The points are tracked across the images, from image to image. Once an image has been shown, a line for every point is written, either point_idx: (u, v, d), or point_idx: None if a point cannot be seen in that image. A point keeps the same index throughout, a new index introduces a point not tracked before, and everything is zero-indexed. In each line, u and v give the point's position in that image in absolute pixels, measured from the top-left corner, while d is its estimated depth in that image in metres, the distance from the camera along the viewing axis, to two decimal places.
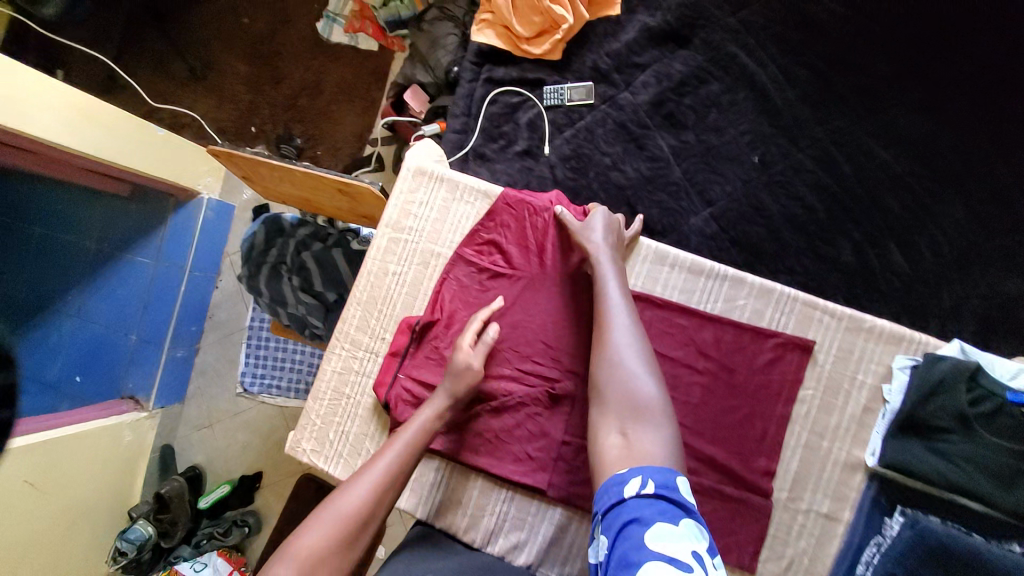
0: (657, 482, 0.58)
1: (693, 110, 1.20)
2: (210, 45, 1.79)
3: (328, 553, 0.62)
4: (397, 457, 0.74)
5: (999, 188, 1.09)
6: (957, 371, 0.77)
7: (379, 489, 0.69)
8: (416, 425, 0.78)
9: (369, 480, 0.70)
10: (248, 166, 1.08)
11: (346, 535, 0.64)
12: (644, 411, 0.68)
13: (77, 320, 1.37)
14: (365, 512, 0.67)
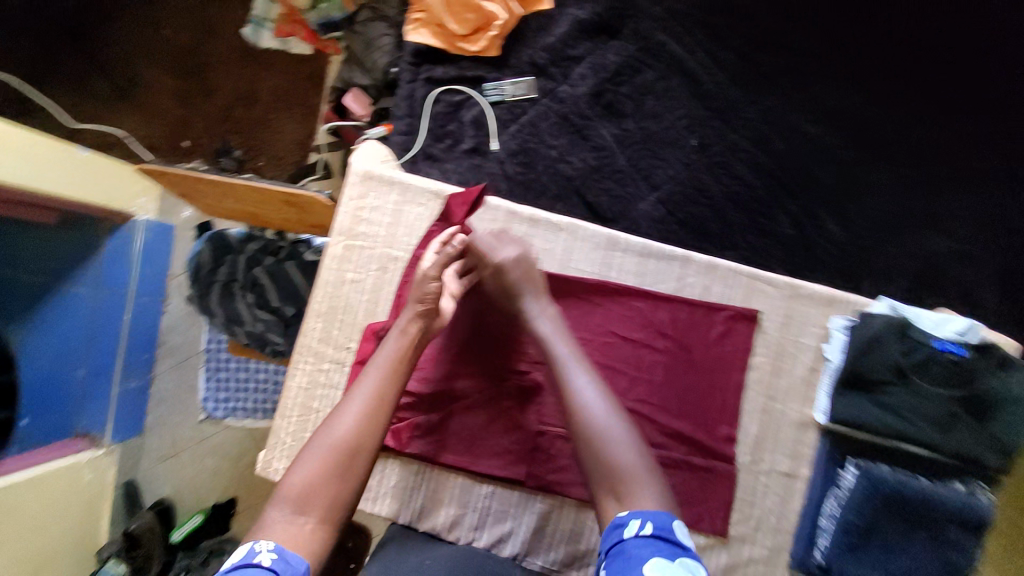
0: (655, 524, 0.59)
1: (631, 98, 1.23)
2: (132, 59, 1.69)
3: (321, 485, 0.64)
4: (381, 376, 0.72)
5: (912, 153, 1.18)
6: (887, 327, 0.81)
7: (364, 420, 0.69)
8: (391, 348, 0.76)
9: (352, 411, 0.69)
10: (185, 185, 1.03)
11: (336, 466, 0.66)
12: (633, 480, 0.63)
13: (19, 359, 1.26)
14: (353, 442, 0.67)
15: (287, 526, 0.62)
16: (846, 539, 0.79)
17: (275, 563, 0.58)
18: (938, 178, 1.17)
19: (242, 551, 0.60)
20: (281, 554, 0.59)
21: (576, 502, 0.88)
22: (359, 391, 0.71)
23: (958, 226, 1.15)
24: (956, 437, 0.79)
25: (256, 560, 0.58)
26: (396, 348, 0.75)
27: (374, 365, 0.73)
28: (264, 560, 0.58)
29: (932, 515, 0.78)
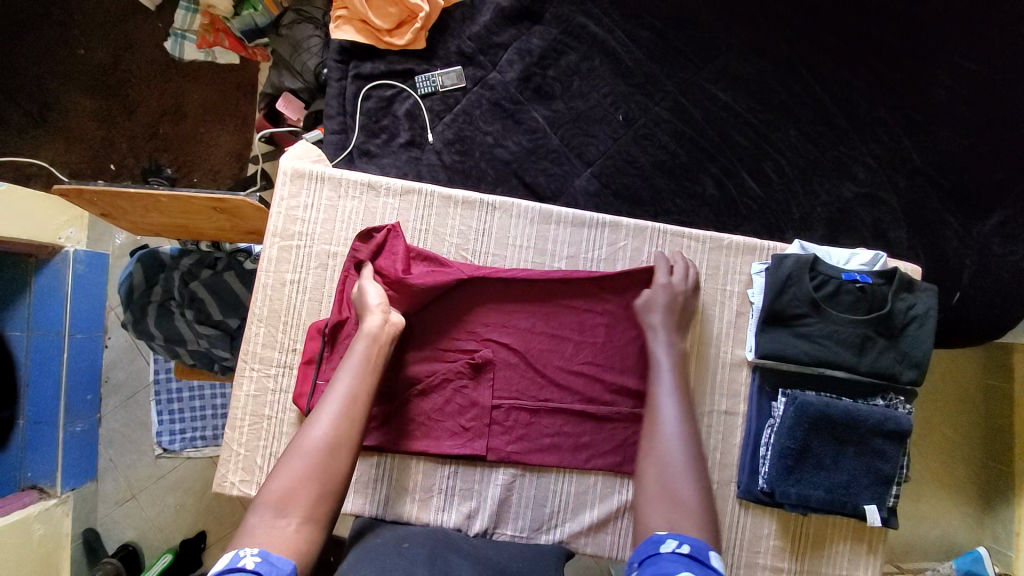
0: (690, 545, 0.64)
1: (558, 80, 1.28)
2: (45, 82, 1.61)
3: (303, 486, 0.67)
4: (355, 376, 0.77)
5: (819, 109, 1.27)
6: (799, 266, 0.88)
7: (340, 421, 0.73)
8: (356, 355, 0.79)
9: (330, 413, 0.74)
10: (107, 202, 1.01)
11: (319, 467, 0.70)
12: (684, 512, 0.70)
13: None
14: (329, 442, 0.71)
15: (270, 529, 0.63)
16: (784, 463, 0.86)
17: (258, 566, 0.57)
18: (844, 131, 1.27)
19: (226, 557, 0.58)
20: (264, 557, 0.58)
21: (536, 469, 0.92)
22: (333, 394, 0.75)
23: (865, 172, 1.26)
24: (869, 356, 0.87)
25: (240, 564, 0.56)
26: (363, 348, 0.80)
27: (347, 365, 0.78)
28: (248, 563, 0.56)
29: (854, 429, 0.86)
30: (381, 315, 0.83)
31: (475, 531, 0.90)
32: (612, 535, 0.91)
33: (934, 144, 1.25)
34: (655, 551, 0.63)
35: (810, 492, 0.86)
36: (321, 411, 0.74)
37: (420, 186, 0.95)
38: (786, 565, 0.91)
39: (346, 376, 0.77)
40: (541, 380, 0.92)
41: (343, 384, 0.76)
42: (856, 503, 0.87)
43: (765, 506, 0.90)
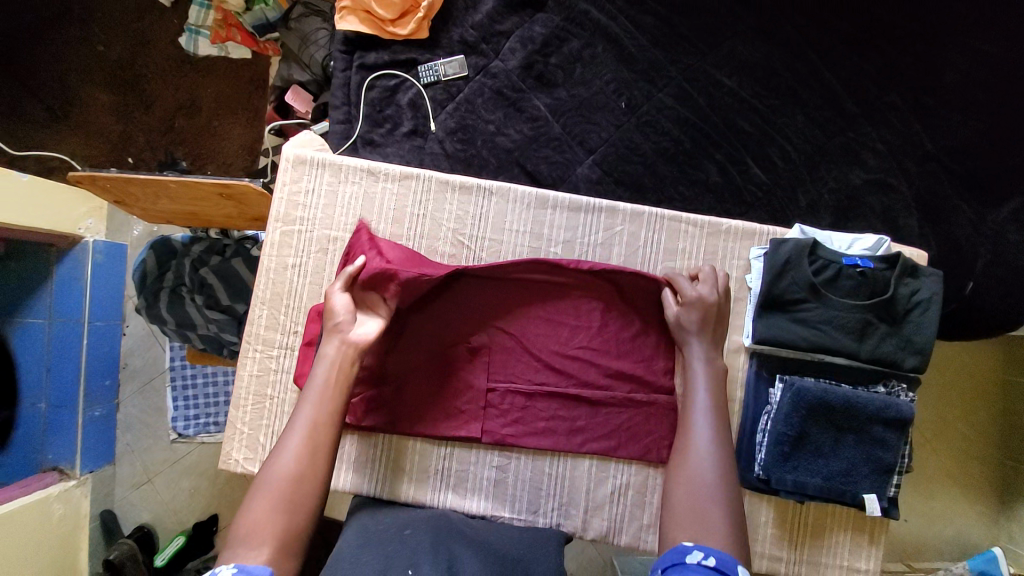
0: (717, 557, 0.64)
1: (560, 68, 1.28)
2: (66, 78, 1.67)
3: (270, 520, 0.69)
4: (314, 407, 0.78)
5: (827, 95, 1.24)
6: (797, 250, 0.87)
7: (303, 451, 0.74)
8: (320, 378, 0.80)
9: (291, 444, 0.75)
10: (119, 189, 1.04)
11: (287, 498, 0.71)
12: (708, 524, 0.72)
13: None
14: (293, 474, 0.73)
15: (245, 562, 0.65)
16: (780, 449, 0.85)
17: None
18: (854, 116, 1.24)
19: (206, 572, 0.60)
20: (240, 570, 0.60)
21: (531, 452, 0.92)
22: (294, 426, 0.76)
23: (875, 159, 1.23)
24: (869, 343, 0.86)
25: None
26: (322, 377, 0.80)
27: (307, 397, 0.78)
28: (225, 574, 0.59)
29: (854, 416, 0.85)
30: (338, 342, 0.82)
31: (472, 512, 0.92)
32: (607, 519, 0.91)
33: (948, 129, 1.22)
34: (681, 562, 0.64)
35: (807, 479, 0.85)
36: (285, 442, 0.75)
37: (418, 172, 0.96)
38: (784, 555, 0.90)
39: (305, 408, 0.78)
40: (537, 364, 0.93)
41: (304, 415, 0.77)
42: (856, 492, 0.86)
43: (762, 493, 0.90)
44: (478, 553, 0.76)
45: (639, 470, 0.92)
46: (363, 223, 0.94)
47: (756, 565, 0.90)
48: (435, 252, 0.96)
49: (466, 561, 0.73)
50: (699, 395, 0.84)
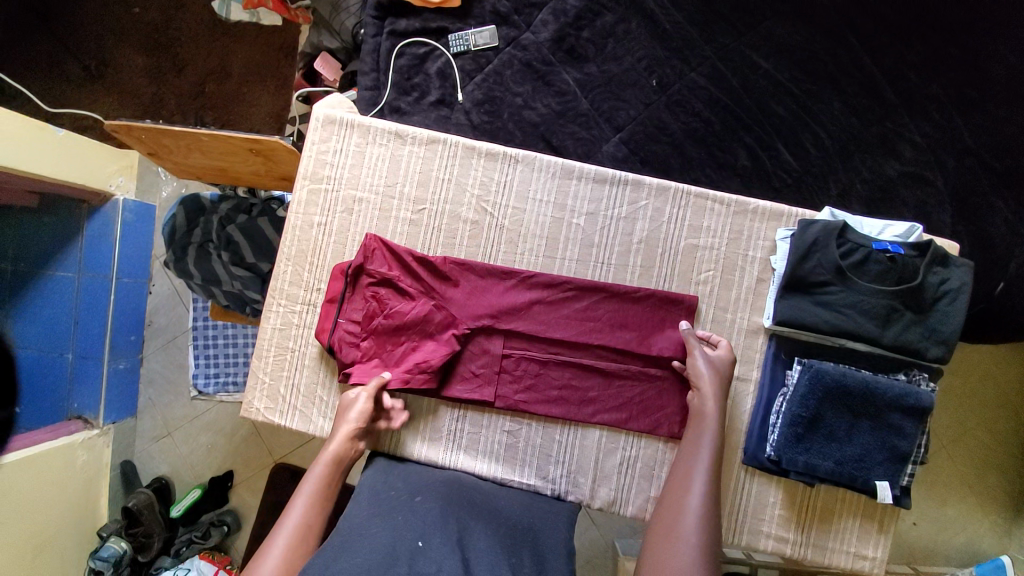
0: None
1: (592, 42, 1.26)
2: (103, 40, 1.70)
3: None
4: (304, 511, 0.76)
5: (867, 81, 1.21)
6: (826, 232, 0.86)
7: (291, 550, 0.72)
8: (312, 480, 0.80)
9: (277, 544, 0.72)
10: (153, 140, 1.06)
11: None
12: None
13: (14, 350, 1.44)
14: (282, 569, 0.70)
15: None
16: (793, 431, 0.85)
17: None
18: (892, 105, 1.20)
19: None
20: None
21: (542, 419, 0.94)
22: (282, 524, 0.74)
23: (911, 151, 1.19)
24: (894, 331, 0.85)
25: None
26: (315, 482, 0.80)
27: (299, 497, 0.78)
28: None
29: (871, 402, 0.84)
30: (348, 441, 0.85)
31: (481, 475, 0.93)
32: (614, 489, 0.92)
33: (991, 124, 1.17)
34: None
35: (819, 462, 0.85)
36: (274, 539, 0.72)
37: (445, 137, 0.96)
38: (791, 536, 0.90)
39: (297, 506, 0.77)
40: (553, 335, 0.93)
41: (295, 515, 0.75)
42: (867, 479, 0.85)
43: (772, 474, 0.90)
44: (488, 524, 0.78)
45: (648, 444, 0.92)
46: (371, 235, 0.94)
47: (761, 543, 0.90)
48: (458, 218, 0.96)
49: (475, 533, 0.74)
50: (702, 461, 0.80)
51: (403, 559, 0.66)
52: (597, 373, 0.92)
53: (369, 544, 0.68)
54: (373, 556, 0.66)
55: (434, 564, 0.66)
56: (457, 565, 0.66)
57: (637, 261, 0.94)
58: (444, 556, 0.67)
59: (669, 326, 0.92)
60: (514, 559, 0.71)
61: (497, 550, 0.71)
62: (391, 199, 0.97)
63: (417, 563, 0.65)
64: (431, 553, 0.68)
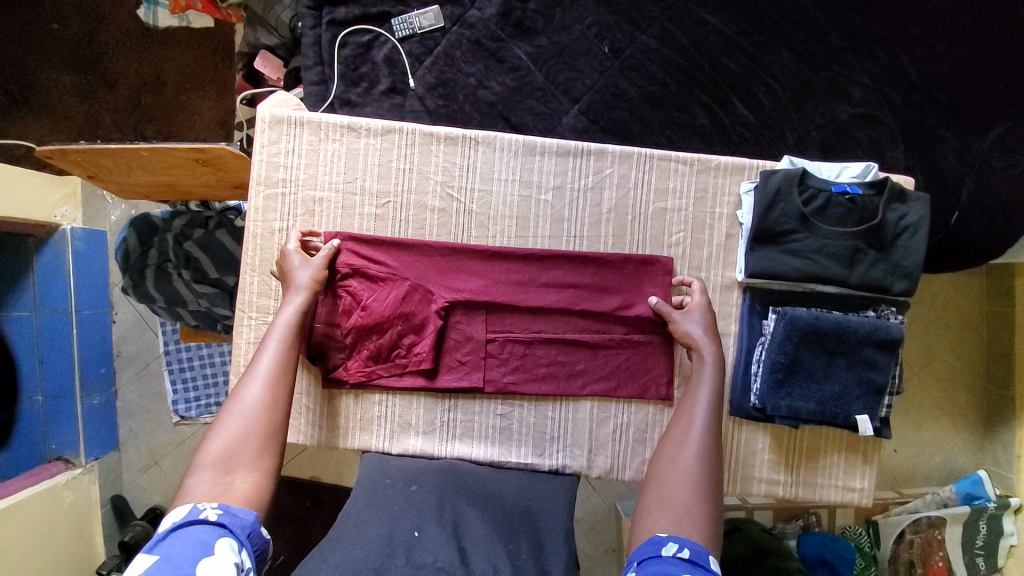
0: (692, 551, 0.64)
1: (539, 13, 1.23)
2: (23, 60, 1.58)
3: (243, 446, 0.71)
4: (275, 354, 0.80)
5: (813, 27, 1.22)
6: (788, 179, 0.87)
7: (271, 384, 0.77)
8: (281, 321, 0.83)
9: (258, 382, 0.77)
10: (91, 162, 0.98)
11: (257, 427, 0.74)
12: (684, 513, 0.70)
13: None
14: (265, 405, 0.76)
15: (215, 484, 0.67)
16: (774, 377, 0.87)
17: (220, 517, 0.62)
18: (839, 49, 1.22)
19: (184, 511, 0.62)
20: (225, 509, 0.63)
21: (534, 398, 0.94)
22: (258, 370, 0.78)
23: (861, 92, 1.21)
24: (860, 269, 0.87)
25: (202, 516, 0.61)
26: (281, 330, 0.82)
27: (269, 345, 0.81)
28: (210, 516, 0.62)
29: (845, 340, 0.87)
30: (307, 289, 0.86)
31: (478, 458, 0.93)
32: (611, 456, 0.93)
33: (932, 58, 1.20)
34: (655, 551, 0.63)
35: (801, 404, 0.88)
36: (250, 377, 0.78)
37: (401, 125, 0.93)
38: (782, 478, 0.94)
39: (267, 356, 0.79)
40: (533, 313, 0.93)
41: (266, 361, 0.79)
42: (848, 414, 0.88)
43: (758, 421, 0.92)
44: (483, 509, 0.79)
45: (639, 409, 0.93)
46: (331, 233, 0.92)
47: (755, 489, 0.93)
48: (424, 207, 0.94)
49: (470, 516, 0.76)
50: (698, 399, 0.82)
51: (400, 552, 0.69)
52: (583, 347, 0.93)
53: (367, 536, 0.71)
54: (370, 549, 0.69)
55: (431, 553, 0.68)
56: (454, 554, 0.68)
57: (609, 231, 0.93)
58: (441, 544, 0.69)
59: (647, 287, 0.92)
60: (510, 542, 0.74)
61: (492, 532, 0.74)
62: (353, 196, 0.94)
63: (415, 553, 0.68)
64: (428, 543, 0.70)
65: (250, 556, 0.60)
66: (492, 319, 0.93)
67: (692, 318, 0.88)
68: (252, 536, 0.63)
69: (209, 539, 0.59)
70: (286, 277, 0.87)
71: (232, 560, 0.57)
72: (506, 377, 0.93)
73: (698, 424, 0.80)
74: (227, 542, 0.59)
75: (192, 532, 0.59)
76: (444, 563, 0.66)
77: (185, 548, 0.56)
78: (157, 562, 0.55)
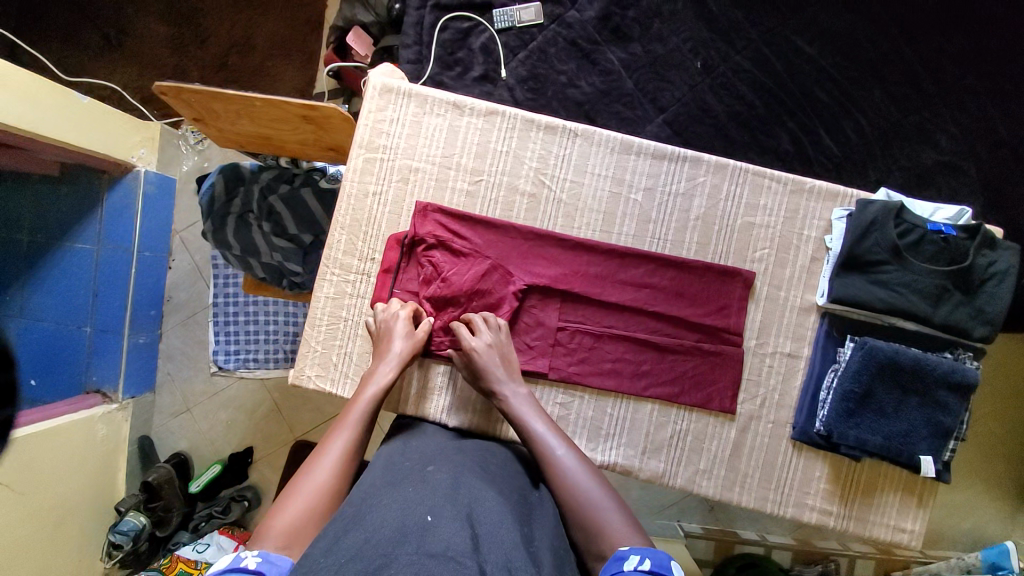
0: (653, 561, 0.65)
1: (638, 22, 1.26)
2: (123, 8, 1.65)
3: (304, 525, 0.69)
4: (348, 440, 0.79)
5: (908, 70, 1.22)
6: (885, 211, 0.87)
7: (339, 468, 0.76)
8: (363, 401, 0.83)
9: (327, 462, 0.76)
10: (201, 105, 1.02)
11: (319, 510, 0.72)
12: (613, 537, 0.71)
13: (25, 319, 1.42)
14: (330, 488, 0.74)
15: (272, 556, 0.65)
16: (845, 405, 0.87)
17: (259, 565, 0.62)
18: (930, 95, 1.22)
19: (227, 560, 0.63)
20: (264, 558, 0.63)
21: (595, 392, 0.94)
22: (329, 450, 0.78)
23: (947, 140, 1.21)
24: (946, 311, 0.87)
25: (242, 565, 0.61)
26: (361, 407, 0.83)
27: (344, 427, 0.80)
28: (250, 563, 0.62)
29: (924, 379, 0.86)
30: (396, 362, 0.86)
31: None
32: (665, 461, 0.94)
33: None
34: (617, 570, 0.64)
35: (868, 437, 0.87)
36: (320, 459, 0.77)
37: (504, 108, 0.96)
38: (835, 509, 0.93)
39: (340, 437, 0.79)
40: (606, 308, 0.94)
41: (342, 439, 0.79)
42: (913, 453, 0.87)
43: (820, 448, 0.92)
44: (500, 489, 0.76)
45: (699, 418, 0.93)
46: (420, 203, 0.94)
47: (805, 515, 0.93)
48: (515, 190, 0.96)
49: (487, 505, 0.70)
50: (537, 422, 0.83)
51: (412, 536, 0.61)
52: (652, 349, 0.93)
53: (379, 521, 0.64)
54: (380, 532, 0.62)
55: (443, 540, 0.60)
56: (466, 542, 0.61)
57: (694, 238, 0.94)
58: (453, 532, 0.62)
59: (725, 298, 0.93)
60: (526, 529, 0.69)
61: (509, 521, 0.68)
62: (448, 170, 0.96)
63: (427, 538, 0.61)
64: (441, 528, 0.62)
65: None
66: (567, 309, 0.94)
67: (490, 355, 0.87)
68: None
69: None
70: (383, 339, 0.88)
71: None
72: (572, 367, 0.93)
73: (555, 441, 0.81)
74: None
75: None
76: (456, 552, 0.58)
77: None
78: None
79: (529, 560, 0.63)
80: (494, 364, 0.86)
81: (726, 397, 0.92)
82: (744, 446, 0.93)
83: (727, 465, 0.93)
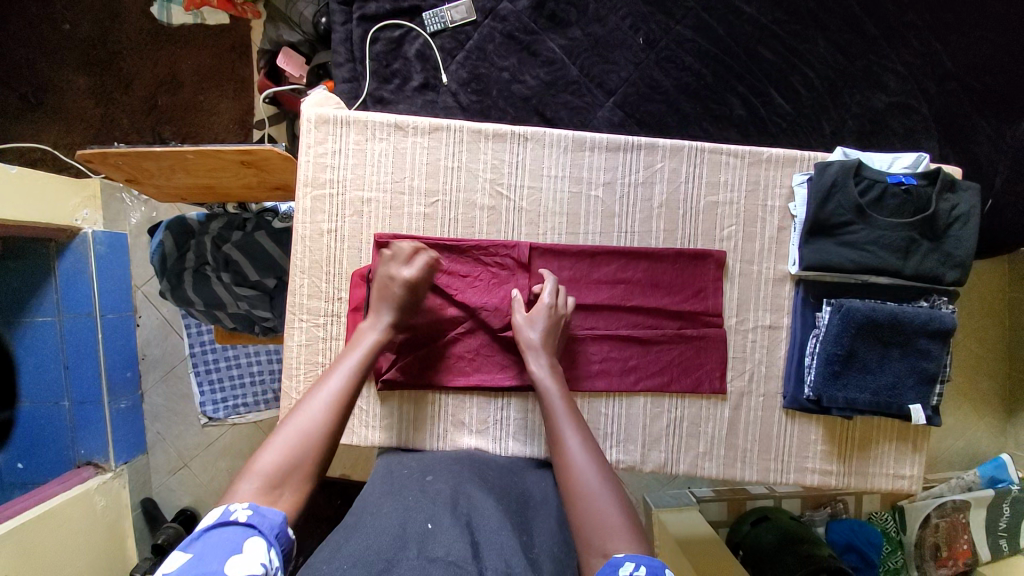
0: (649, 569, 0.58)
1: (573, 5, 1.22)
2: (37, 62, 1.55)
3: (294, 465, 0.65)
4: (344, 379, 0.74)
5: (848, 16, 1.21)
6: (843, 171, 0.87)
7: (331, 410, 0.71)
8: (360, 347, 0.79)
9: (317, 405, 0.71)
10: (132, 165, 0.97)
11: (310, 452, 0.67)
12: (613, 533, 0.64)
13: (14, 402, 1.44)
14: (324, 431, 0.69)
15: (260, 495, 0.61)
16: (830, 368, 0.88)
17: (250, 518, 0.57)
18: (874, 38, 1.21)
19: (217, 512, 0.58)
20: (256, 510, 0.58)
21: (586, 395, 0.92)
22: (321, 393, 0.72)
23: (895, 81, 1.20)
24: (916, 260, 0.87)
25: (232, 517, 0.56)
26: (358, 354, 0.78)
27: (341, 366, 0.76)
28: (240, 517, 0.57)
29: (903, 330, 0.87)
30: (393, 306, 0.83)
31: (532, 456, 0.93)
32: (665, 451, 0.94)
33: (968, 46, 1.19)
34: None
35: (857, 395, 0.88)
36: (313, 397, 0.72)
37: (448, 122, 0.92)
38: (834, 468, 0.95)
39: (337, 376, 0.75)
40: (584, 311, 0.92)
41: (334, 380, 0.74)
42: (902, 404, 0.89)
43: (812, 413, 0.93)
44: (496, 496, 0.75)
45: (692, 403, 0.93)
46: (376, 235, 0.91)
47: (808, 479, 0.94)
48: (473, 205, 0.93)
49: (485, 511, 0.70)
50: (558, 401, 0.79)
51: (412, 542, 0.61)
52: (636, 344, 0.92)
53: (379, 526, 0.64)
54: (381, 537, 0.61)
55: (443, 545, 0.60)
56: (467, 547, 0.61)
57: (660, 226, 0.93)
58: (453, 537, 0.61)
59: (700, 281, 0.93)
60: (524, 534, 0.68)
61: (508, 526, 0.66)
62: (401, 196, 0.93)
63: (427, 545, 0.60)
64: (440, 535, 0.62)
65: (277, 558, 0.55)
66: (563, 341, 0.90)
67: (533, 325, 0.84)
68: (280, 536, 0.58)
69: (237, 540, 0.54)
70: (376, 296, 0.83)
71: (258, 564, 0.52)
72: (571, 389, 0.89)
73: (569, 427, 0.76)
74: (254, 545, 0.54)
75: (221, 534, 0.54)
76: (457, 556, 0.58)
77: (209, 550, 0.51)
78: (187, 562, 0.50)
79: (529, 565, 0.62)
80: (530, 332, 0.84)
81: (716, 374, 0.92)
82: (740, 422, 0.94)
83: (727, 443, 0.94)
